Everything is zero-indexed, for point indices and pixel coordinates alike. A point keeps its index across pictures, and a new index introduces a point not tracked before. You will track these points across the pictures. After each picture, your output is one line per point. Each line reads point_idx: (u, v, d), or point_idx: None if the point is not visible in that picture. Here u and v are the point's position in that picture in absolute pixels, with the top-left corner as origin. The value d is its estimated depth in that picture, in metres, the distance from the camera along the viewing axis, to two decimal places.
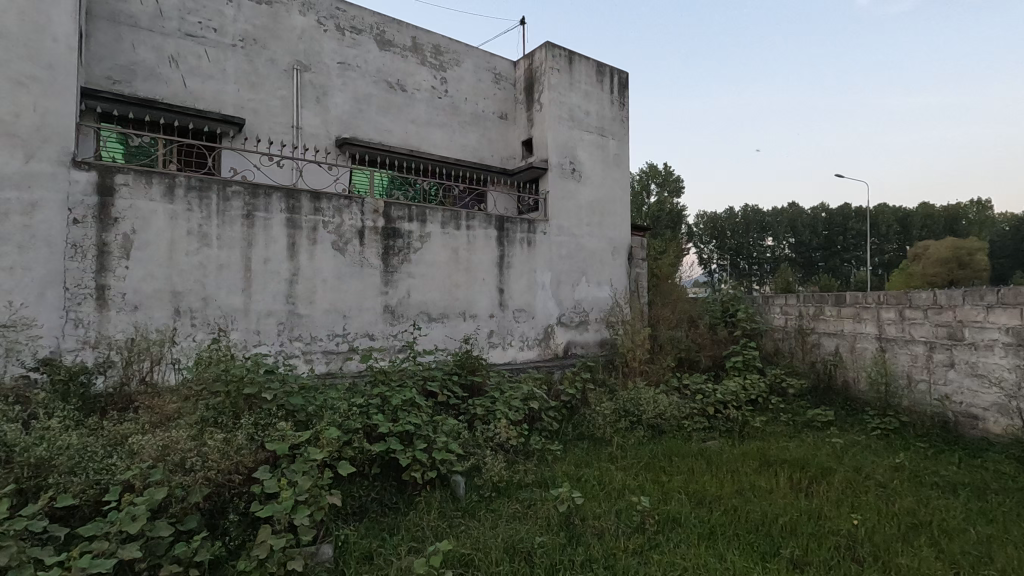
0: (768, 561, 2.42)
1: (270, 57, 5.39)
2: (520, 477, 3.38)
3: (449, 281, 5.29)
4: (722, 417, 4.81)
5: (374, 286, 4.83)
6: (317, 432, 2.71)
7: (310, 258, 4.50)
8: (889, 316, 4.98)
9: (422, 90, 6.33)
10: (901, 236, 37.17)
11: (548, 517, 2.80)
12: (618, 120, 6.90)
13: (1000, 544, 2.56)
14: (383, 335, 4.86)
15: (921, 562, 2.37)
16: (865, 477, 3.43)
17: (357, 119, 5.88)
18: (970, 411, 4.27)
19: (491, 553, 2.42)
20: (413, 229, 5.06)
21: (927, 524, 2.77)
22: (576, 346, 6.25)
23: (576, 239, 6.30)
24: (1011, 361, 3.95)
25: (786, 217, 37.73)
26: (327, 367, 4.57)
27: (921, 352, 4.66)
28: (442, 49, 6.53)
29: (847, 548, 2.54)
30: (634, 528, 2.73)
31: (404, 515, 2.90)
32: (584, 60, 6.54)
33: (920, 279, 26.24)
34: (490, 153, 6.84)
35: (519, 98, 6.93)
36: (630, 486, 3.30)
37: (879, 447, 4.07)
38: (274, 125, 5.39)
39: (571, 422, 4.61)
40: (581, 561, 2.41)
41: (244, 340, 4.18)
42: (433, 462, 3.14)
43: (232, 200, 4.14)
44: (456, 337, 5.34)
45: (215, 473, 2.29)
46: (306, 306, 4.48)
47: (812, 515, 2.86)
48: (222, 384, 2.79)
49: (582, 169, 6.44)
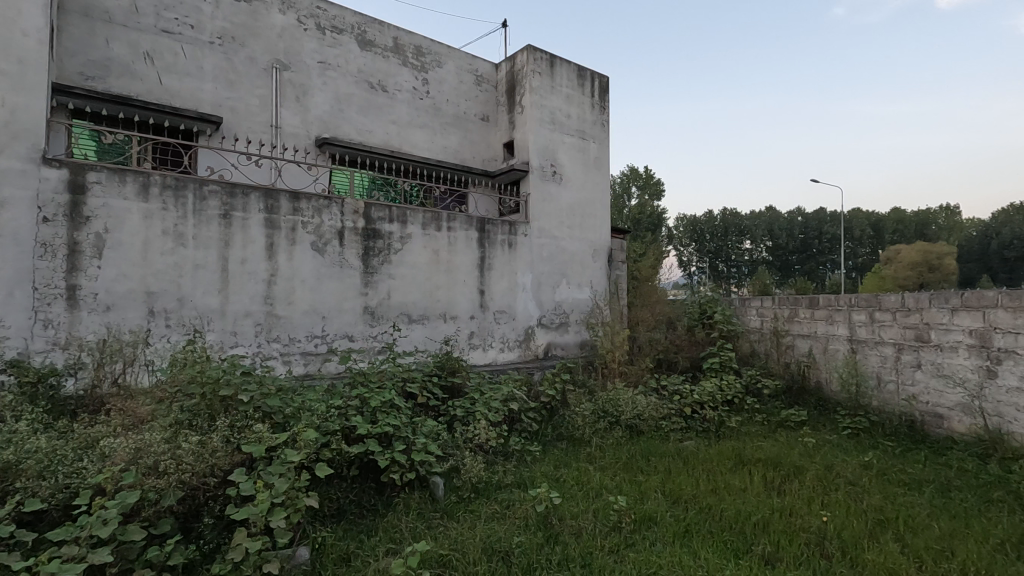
0: (740, 558, 2.48)
1: (249, 55, 5.33)
2: (499, 478, 3.41)
3: (430, 282, 5.29)
4: (698, 417, 4.90)
5: (354, 287, 4.80)
6: (295, 433, 2.70)
7: (289, 259, 4.46)
8: (861, 319, 5.11)
9: (403, 91, 6.32)
10: (874, 240, 38.15)
11: (526, 518, 2.82)
12: (599, 123, 6.97)
13: (961, 539, 2.65)
14: (362, 336, 4.85)
15: (887, 557, 2.43)
16: (836, 475, 3.52)
17: (337, 119, 5.84)
18: (936, 410, 4.39)
19: (469, 553, 2.43)
20: (393, 230, 5.04)
21: (893, 519, 2.86)
22: (556, 347, 6.29)
23: (556, 242, 6.35)
24: (974, 362, 4.08)
25: (764, 221, 38.41)
26: (306, 368, 4.53)
27: (890, 353, 4.80)
28: (424, 50, 6.52)
29: (817, 544, 2.60)
30: (611, 527, 2.77)
31: (382, 516, 2.90)
32: (565, 64, 6.60)
33: (892, 281, 26.93)
34: (471, 154, 6.85)
35: (501, 100, 6.95)
36: (607, 486, 3.33)
37: (850, 446, 4.18)
38: (253, 124, 5.33)
39: (551, 423, 4.66)
40: (558, 561, 2.44)
41: (220, 342, 4.12)
42: (412, 463, 3.14)
43: (209, 199, 4.09)
44: (436, 338, 5.34)
45: (190, 476, 2.26)
46: (284, 306, 4.44)
47: (783, 512, 2.94)
48: (197, 386, 2.76)
49: (563, 171, 6.49)
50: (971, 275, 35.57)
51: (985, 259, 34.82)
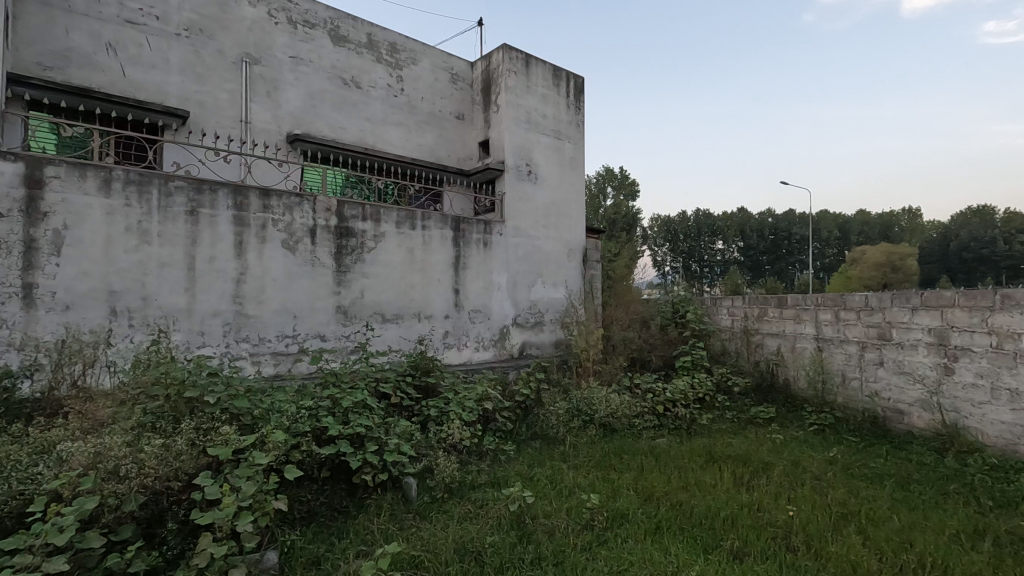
0: (709, 553, 2.52)
1: (217, 48, 5.20)
2: (473, 478, 3.40)
3: (404, 281, 5.25)
4: (670, 415, 4.97)
5: (326, 286, 4.73)
6: (263, 436, 2.64)
7: (259, 257, 4.37)
8: (827, 318, 5.26)
9: (377, 88, 6.25)
10: (840, 241, 39.27)
11: (499, 517, 2.81)
12: (574, 123, 7.01)
13: (920, 531, 2.74)
14: (335, 335, 4.78)
15: (849, 549, 2.50)
16: (802, 470, 3.62)
17: (309, 115, 5.74)
18: (897, 406, 4.53)
19: (441, 554, 2.42)
20: (366, 228, 4.98)
21: (855, 513, 2.95)
22: (531, 346, 6.30)
23: (531, 241, 6.36)
24: (932, 359, 4.23)
25: (736, 222, 39.15)
26: (276, 368, 4.44)
27: (854, 351, 4.95)
28: (398, 47, 6.44)
29: (783, 538, 2.66)
30: (583, 525, 2.79)
31: (354, 518, 2.86)
32: (540, 63, 6.61)
33: (858, 281, 27.74)
34: (446, 153, 6.81)
35: (476, 98, 6.93)
36: (580, 484, 3.36)
37: (816, 442, 4.28)
38: (222, 119, 5.21)
39: (525, 422, 4.67)
40: (531, 560, 2.44)
41: (187, 342, 4.02)
42: (385, 464, 3.11)
43: (175, 196, 3.99)
44: (410, 338, 5.29)
45: (153, 480, 2.19)
46: (254, 306, 4.35)
47: (751, 507, 3.00)
48: (161, 387, 2.68)
49: (538, 171, 6.50)
50: (931, 275, 36.91)
51: (945, 260, 36.15)
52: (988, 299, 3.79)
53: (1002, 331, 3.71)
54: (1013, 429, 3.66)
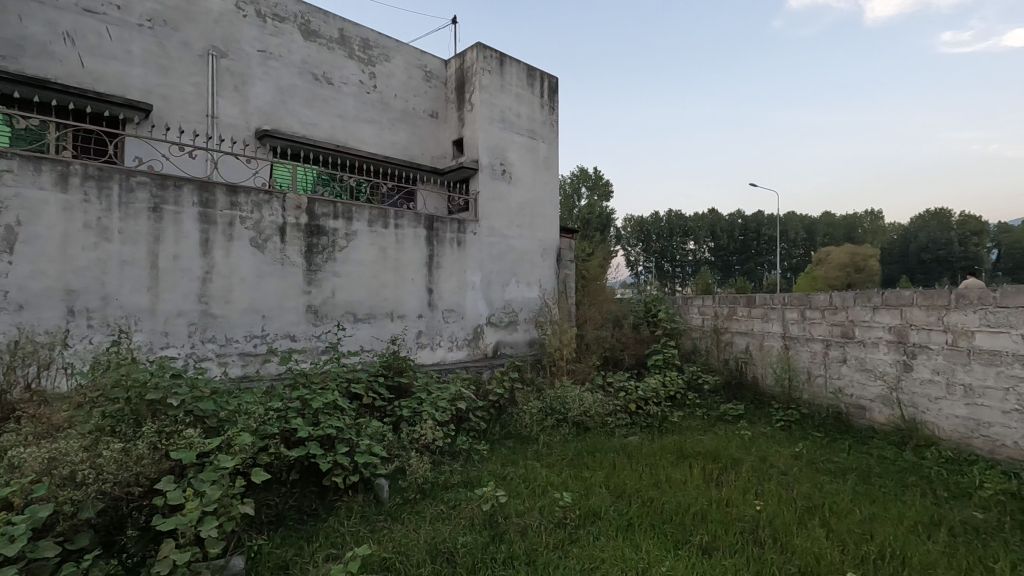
0: (679, 549, 2.56)
1: (182, 40, 5.05)
2: (445, 478, 3.38)
3: (376, 281, 5.18)
4: (642, 413, 5.04)
5: (296, 286, 4.64)
6: (229, 439, 2.58)
7: (226, 256, 4.26)
8: (793, 317, 5.39)
9: (349, 84, 6.16)
10: (806, 241, 40.39)
11: (471, 518, 2.80)
12: (548, 123, 7.03)
13: (880, 522, 2.83)
14: (305, 335, 4.69)
15: (813, 542, 2.56)
16: (769, 465, 3.70)
17: (279, 111, 5.62)
18: (859, 402, 4.67)
19: (413, 555, 2.39)
20: (338, 226, 4.90)
21: (819, 506, 3.03)
22: (505, 346, 6.29)
23: (505, 240, 6.35)
24: (892, 356, 4.37)
25: (707, 223, 39.88)
26: (243, 369, 4.34)
27: (819, 349, 5.09)
28: (371, 43, 6.36)
29: (750, 532, 2.72)
30: (556, 523, 2.80)
31: (324, 521, 2.81)
32: (514, 63, 6.60)
33: (823, 281, 28.54)
34: (420, 151, 6.76)
35: (450, 97, 6.89)
36: (553, 483, 3.37)
37: (782, 438, 4.38)
38: (187, 113, 5.07)
39: (498, 421, 4.67)
40: (503, 560, 2.44)
41: (149, 343, 3.89)
42: (356, 466, 3.07)
43: (137, 191, 3.85)
44: (383, 338, 5.23)
45: (111, 486, 2.11)
46: (220, 305, 4.23)
47: (720, 502, 3.06)
48: (121, 389, 2.59)
49: (512, 170, 6.50)
50: (892, 275, 38.25)
51: (905, 261, 37.49)
52: (944, 298, 3.94)
53: (957, 329, 3.86)
54: (967, 423, 3.80)
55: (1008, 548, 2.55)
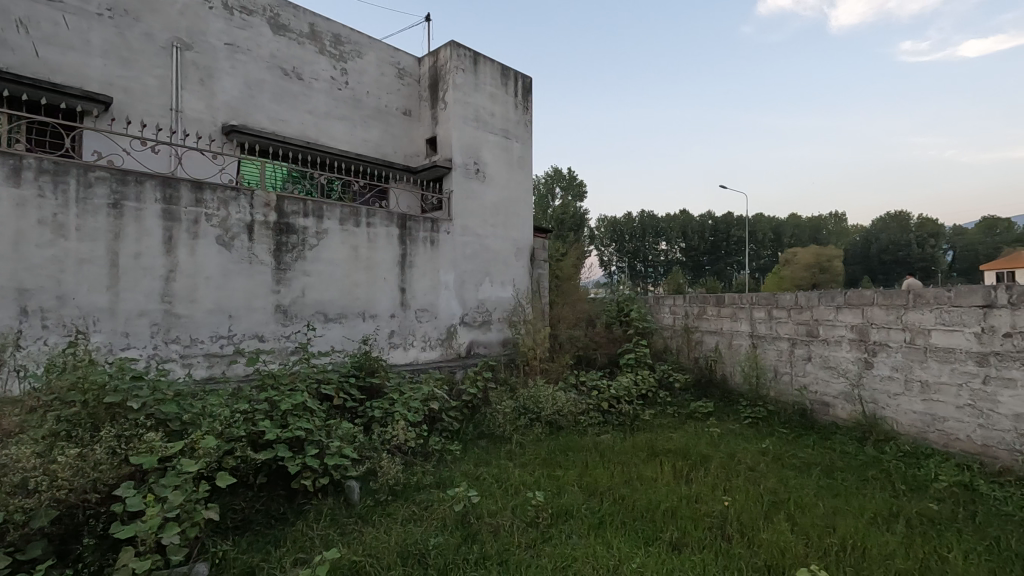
0: (650, 545, 2.59)
1: (145, 31, 4.89)
2: (418, 479, 3.35)
3: (348, 280, 5.11)
4: (615, 411, 5.09)
5: (264, 285, 4.54)
6: (192, 442, 2.51)
7: (191, 254, 4.14)
8: (761, 316, 5.52)
9: (320, 80, 6.06)
10: (774, 242, 41.42)
11: (443, 518, 2.78)
12: (522, 123, 7.04)
13: (842, 515, 2.91)
14: (273, 336, 4.59)
15: (778, 536, 2.63)
16: (737, 461, 3.78)
17: (247, 106, 5.49)
18: (823, 399, 4.80)
19: (384, 558, 2.37)
20: (308, 224, 4.82)
21: (784, 500, 3.10)
22: (478, 346, 6.27)
23: (479, 239, 6.34)
24: (854, 354, 4.51)
25: (679, 224, 40.51)
26: (209, 371, 4.22)
27: (785, 347, 5.22)
28: (342, 38, 6.26)
29: (719, 528, 2.77)
30: (528, 522, 2.80)
31: (292, 525, 2.76)
32: (488, 62, 6.59)
33: (790, 281, 29.26)
34: (392, 149, 6.69)
35: (423, 95, 6.83)
36: (526, 482, 3.37)
37: (749, 434, 4.48)
38: (150, 107, 4.91)
39: (472, 421, 4.65)
40: (475, 560, 2.43)
41: (109, 344, 3.76)
42: (326, 468, 3.03)
43: (96, 187, 3.72)
44: (354, 338, 5.16)
45: (67, 494, 2.03)
46: (184, 305, 4.11)
47: (689, 499, 3.11)
48: (78, 393, 2.50)
49: (486, 170, 6.48)
50: (854, 276, 39.50)
51: (867, 262, 38.75)
52: (903, 298, 4.08)
53: (915, 327, 4.00)
54: (923, 418, 3.95)
55: (961, 538, 2.66)
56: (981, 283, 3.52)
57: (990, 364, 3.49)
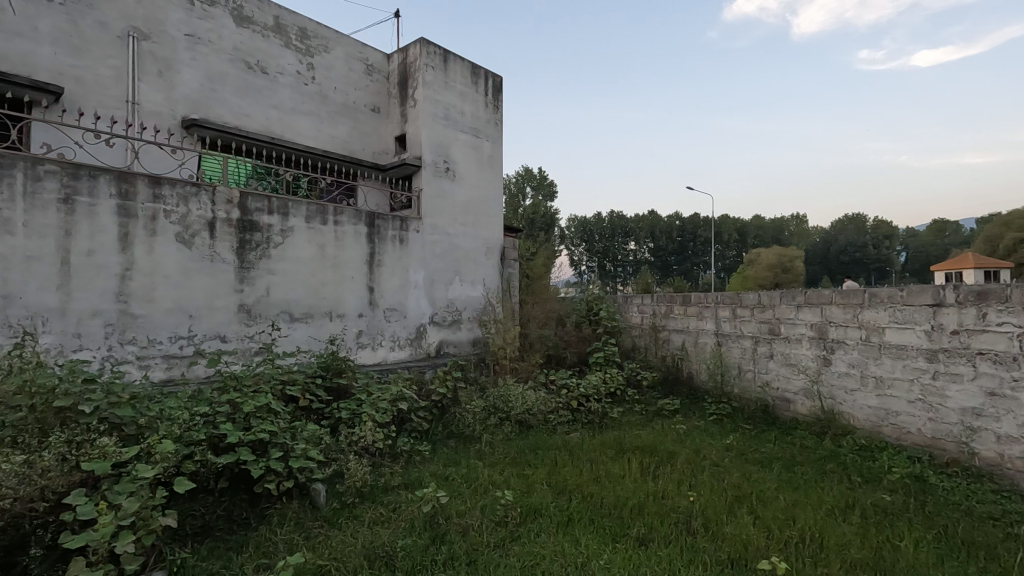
0: (617, 542, 2.62)
1: (99, 19, 4.69)
2: (386, 481, 3.30)
3: (314, 279, 5.01)
4: (584, 409, 5.13)
5: (227, 284, 4.42)
6: (149, 447, 2.42)
7: (148, 252, 3.99)
8: (725, 315, 5.65)
9: (286, 74, 5.92)
10: (738, 243, 42.46)
11: (411, 519, 2.76)
12: (492, 122, 7.03)
13: (801, 507, 3.00)
14: (236, 336, 4.47)
15: (741, 530, 2.69)
16: (702, 457, 3.86)
17: (208, 99, 5.33)
18: (784, 395, 4.94)
19: (350, 561, 2.33)
20: (272, 222, 4.70)
21: (747, 495, 3.18)
22: (447, 345, 6.23)
23: (449, 238, 6.30)
24: (814, 351, 4.66)
25: (647, 224, 41.13)
26: (167, 373, 4.08)
27: (748, 345, 5.35)
28: (309, 32, 6.13)
29: (684, 523, 2.82)
30: (497, 522, 2.80)
31: (255, 530, 2.69)
32: (458, 60, 6.56)
33: (754, 281, 30.02)
34: (361, 147, 6.59)
35: (392, 92, 6.75)
36: (495, 481, 3.37)
37: (715, 430, 4.58)
38: (104, 98, 4.71)
39: (441, 421, 4.63)
40: (443, 561, 2.42)
41: (60, 345, 3.60)
42: (290, 471, 2.96)
43: (45, 181, 3.55)
44: (321, 338, 5.06)
45: (12, 503, 1.94)
46: (142, 305, 3.97)
47: (656, 495, 3.15)
48: (25, 397, 2.38)
49: (456, 168, 6.45)
50: (814, 276, 40.81)
51: (826, 263, 40.08)
52: (859, 297, 4.23)
53: (870, 325, 4.15)
54: (878, 413, 4.10)
55: (911, 527, 2.78)
56: (931, 283, 3.68)
57: (939, 360, 3.65)
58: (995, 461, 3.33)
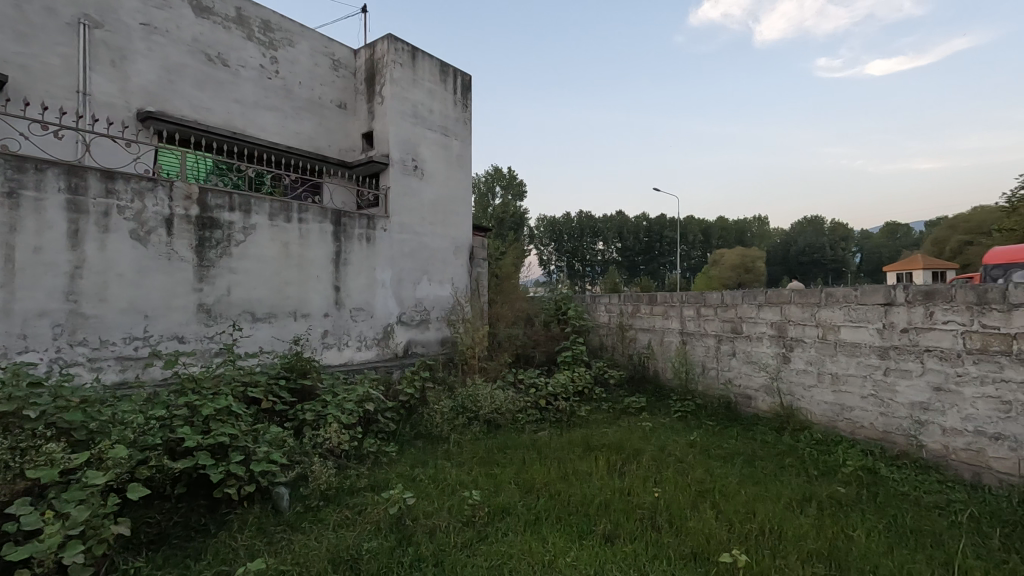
0: (584, 539, 2.65)
1: (47, 5, 4.47)
2: (351, 483, 3.25)
3: (277, 278, 4.89)
4: (552, 408, 5.16)
5: (185, 283, 4.27)
6: (101, 452, 2.32)
7: (100, 249, 3.83)
8: (690, 314, 5.77)
9: (248, 68, 5.76)
10: (703, 244, 43.42)
11: (377, 521, 2.72)
12: (461, 121, 7.01)
13: (761, 501, 3.09)
14: (195, 337, 4.33)
15: (705, 524, 2.75)
16: (667, 454, 3.93)
17: (166, 91, 5.14)
18: (745, 392, 5.08)
19: (314, 566, 2.29)
20: (234, 219, 4.57)
21: (710, 489, 3.26)
22: (415, 345, 6.17)
23: (417, 237, 6.24)
24: (773, 349, 4.80)
25: (615, 225, 41.63)
26: (121, 375, 3.93)
27: (712, 343, 5.48)
28: (272, 25, 5.98)
29: (650, 518, 2.87)
30: (464, 522, 2.79)
31: (214, 537, 2.61)
32: (427, 58, 6.51)
33: (718, 281, 30.73)
34: (327, 143, 6.47)
35: (360, 88, 6.65)
36: (463, 481, 3.36)
37: (679, 427, 4.67)
38: (52, 88, 4.50)
39: (408, 422, 4.58)
40: (410, 562, 2.39)
41: (4, 347, 3.41)
42: (252, 475, 2.88)
43: None
44: (284, 339, 4.95)
45: None
46: (94, 304, 3.80)
47: (622, 492, 3.20)
48: None
49: (424, 167, 6.40)
50: (775, 276, 42.04)
51: (786, 263, 41.35)
52: (816, 296, 4.38)
53: (826, 323, 4.30)
54: (833, 408, 4.26)
55: (864, 517, 2.89)
56: (883, 284, 3.84)
57: (890, 357, 3.81)
58: (940, 452, 3.49)
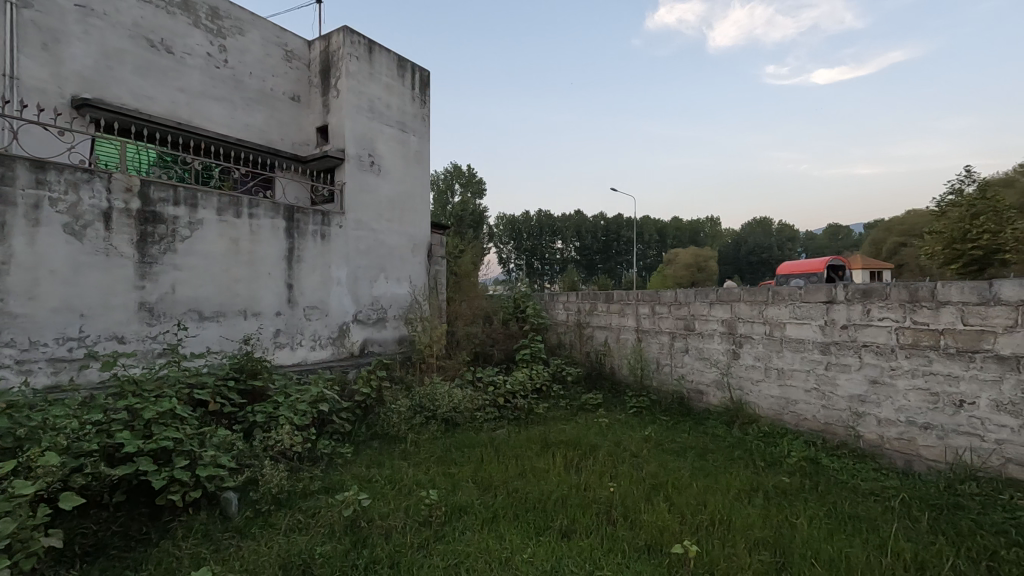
0: (540, 535, 2.67)
1: None
2: (304, 486, 3.17)
3: (225, 275, 4.71)
4: (510, 406, 5.17)
5: (125, 280, 4.06)
6: (30, 459, 2.18)
7: (30, 243, 3.59)
8: (645, 312, 5.89)
9: (194, 56, 5.52)
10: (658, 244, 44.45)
11: (331, 524, 2.66)
12: (419, 117, 6.92)
13: (712, 492, 3.20)
14: (136, 337, 4.11)
15: (658, 516, 2.81)
16: (622, 449, 4.01)
17: (103, 78, 4.87)
18: (698, 387, 5.23)
19: (263, 573, 2.21)
20: (179, 214, 4.37)
21: (664, 483, 3.34)
22: (372, 344, 6.07)
23: (373, 234, 6.13)
24: (724, 346, 4.96)
25: (574, 224, 42.08)
26: (53, 378, 3.69)
27: (665, 340, 5.62)
28: (220, 12, 5.74)
29: (605, 512, 2.92)
30: (421, 522, 2.76)
31: (156, 546, 2.50)
32: (384, 52, 6.39)
33: (672, 280, 31.49)
34: (279, 136, 6.27)
35: (314, 81, 6.48)
36: (420, 481, 3.32)
37: (634, 422, 4.77)
38: None
39: (364, 422, 4.50)
40: (365, 565, 2.35)
41: None
42: (198, 480, 2.77)
43: None
44: (233, 338, 4.77)
45: None
46: (22, 303, 3.56)
47: (579, 487, 3.24)
48: None
49: (381, 163, 6.28)
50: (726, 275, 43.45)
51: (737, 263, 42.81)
52: (764, 294, 4.55)
53: (773, 320, 4.48)
54: (779, 401, 4.43)
55: (807, 505, 3.03)
56: (825, 282, 4.02)
57: (831, 352, 4.00)
58: (876, 442, 3.69)
